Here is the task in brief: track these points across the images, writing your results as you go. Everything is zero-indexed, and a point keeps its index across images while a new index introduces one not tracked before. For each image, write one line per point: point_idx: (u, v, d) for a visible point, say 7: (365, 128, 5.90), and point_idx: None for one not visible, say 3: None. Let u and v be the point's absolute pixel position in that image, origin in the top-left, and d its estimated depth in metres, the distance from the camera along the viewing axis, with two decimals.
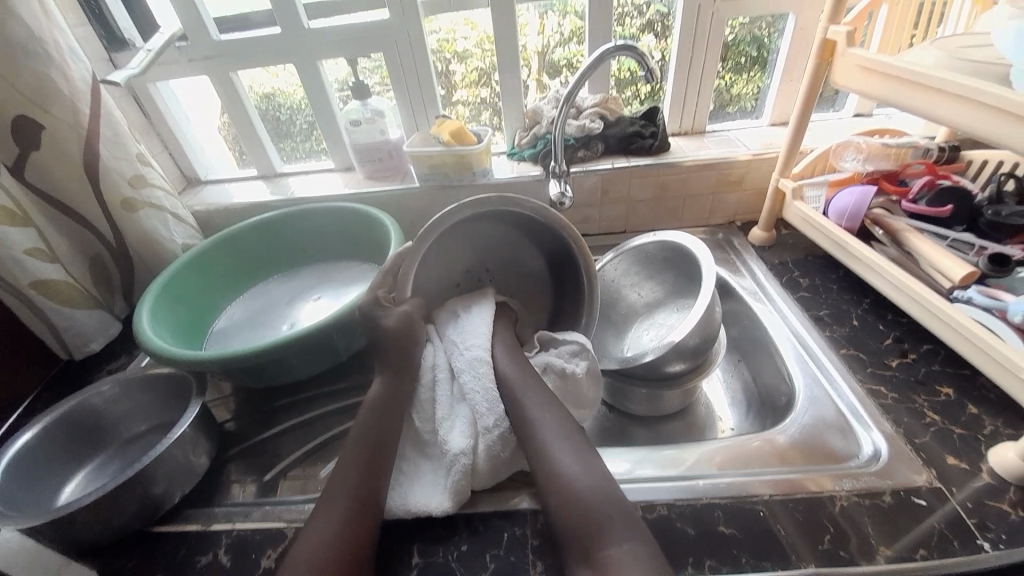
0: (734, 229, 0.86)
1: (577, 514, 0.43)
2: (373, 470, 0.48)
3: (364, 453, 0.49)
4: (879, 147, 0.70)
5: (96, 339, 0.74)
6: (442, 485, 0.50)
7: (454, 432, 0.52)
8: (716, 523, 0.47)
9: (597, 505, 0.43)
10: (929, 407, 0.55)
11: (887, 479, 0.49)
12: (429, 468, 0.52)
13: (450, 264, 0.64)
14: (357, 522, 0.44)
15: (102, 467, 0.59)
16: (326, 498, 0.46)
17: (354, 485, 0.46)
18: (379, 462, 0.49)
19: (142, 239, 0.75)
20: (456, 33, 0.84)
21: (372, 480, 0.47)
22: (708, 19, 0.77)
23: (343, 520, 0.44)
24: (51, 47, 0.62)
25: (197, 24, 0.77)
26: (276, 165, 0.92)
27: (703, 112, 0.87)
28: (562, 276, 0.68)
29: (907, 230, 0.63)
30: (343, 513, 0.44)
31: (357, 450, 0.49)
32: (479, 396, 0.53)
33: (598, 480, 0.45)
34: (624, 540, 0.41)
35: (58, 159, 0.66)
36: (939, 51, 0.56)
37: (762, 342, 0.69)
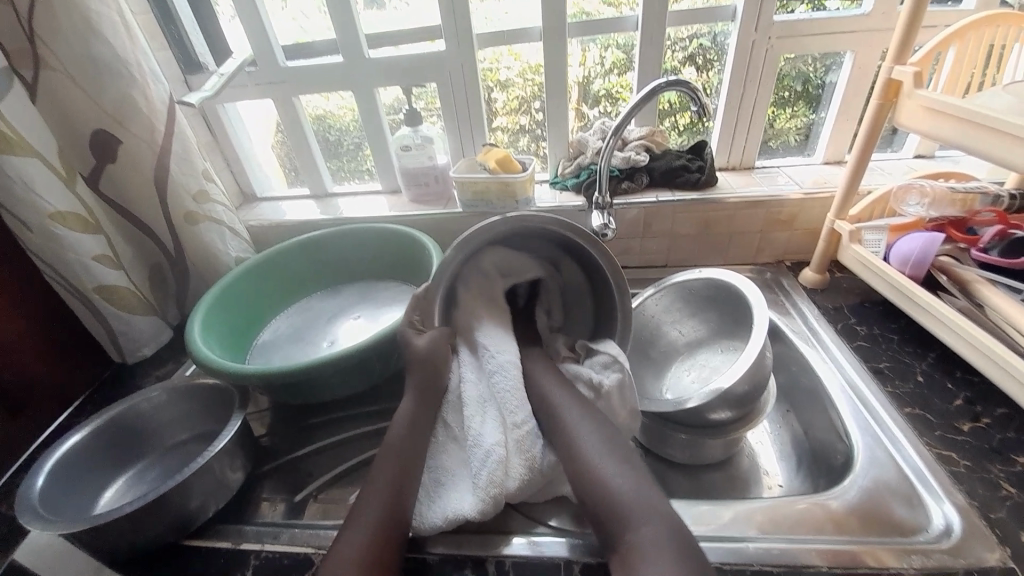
0: (783, 269, 0.83)
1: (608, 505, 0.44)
2: (402, 482, 0.49)
3: (396, 479, 0.48)
4: (944, 192, 0.68)
5: (148, 345, 0.77)
6: (474, 486, 0.49)
7: (485, 429, 0.52)
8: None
9: (622, 489, 0.44)
10: (1006, 478, 0.50)
11: (960, 557, 0.44)
12: (457, 471, 0.52)
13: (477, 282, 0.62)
14: (385, 547, 0.43)
15: (142, 473, 0.61)
16: (355, 513, 0.45)
17: (385, 512, 0.46)
18: (408, 479, 0.49)
19: (198, 251, 0.79)
20: (500, 63, 0.85)
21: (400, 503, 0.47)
22: (761, 57, 0.77)
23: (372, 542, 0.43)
24: (134, 69, 0.66)
25: (266, 51, 0.82)
26: (327, 185, 0.96)
27: (752, 148, 0.86)
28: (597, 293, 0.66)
29: (978, 282, 0.59)
30: (372, 535, 0.44)
31: (389, 474, 0.49)
32: (508, 397, 0.53)
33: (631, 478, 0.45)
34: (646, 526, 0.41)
35: (132, 172, 0.70)
36: (1016, 96, 0.53)
37: (815, 393, 0.65)
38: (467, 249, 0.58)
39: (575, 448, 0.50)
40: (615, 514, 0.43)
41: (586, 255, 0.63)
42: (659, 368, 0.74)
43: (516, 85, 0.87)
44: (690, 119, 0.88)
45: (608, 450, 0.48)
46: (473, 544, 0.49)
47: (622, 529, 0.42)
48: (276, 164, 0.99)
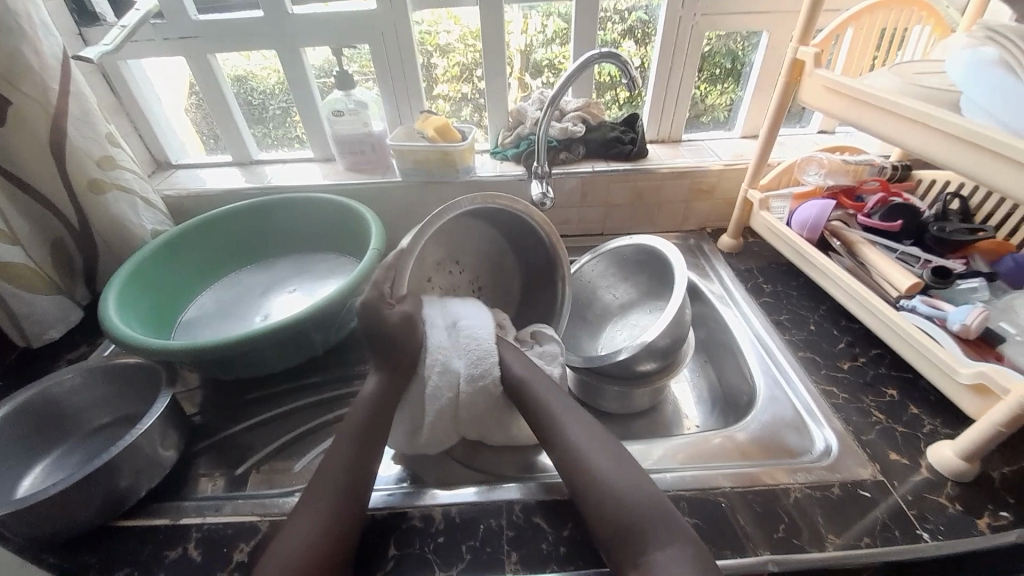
0: (705, 235, 0.90)
1: (619, 517, 0.43)
2: (356, 457, 0.49)
3: (347, 452, 0.49)
4: (839, 163, 0.76)
5: (55, 327, 0.72)
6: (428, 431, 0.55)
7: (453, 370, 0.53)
8: (681, 515, 0.49)
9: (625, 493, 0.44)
10: (876, 406, 0.60)
11: (837, 473, 0.52)
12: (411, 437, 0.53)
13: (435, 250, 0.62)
14: (340, 517, 0.44)
15: (61, 459, 0.57)
16: (312, 491, 0.46)
17: (338, 483, 0.47)
18: (363, 455, 0.49)
19: (108, 224, 0.72)
20: (439, 26, 0.83)
21: (354, 478, 0.47)
22: (687, 32, 0.81)
23: (327, 515, 0.44)
24: (15, 15, 0.58)
25: (174, 1, 0.74)
26: (253, 153, 0.91)
27: (679, 123, 0.91)
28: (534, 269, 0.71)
29: (861, 242, 0.67)
30: (329, 507, 0.45)
31: (340, 451, 0.49)
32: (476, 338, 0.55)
33: (637, 482, 0.45)
34: (667, 543, 0.40)
35: (20, 134, 0.63)
36: (896, 77, 0.60)
37: (728, 344, 0.73)
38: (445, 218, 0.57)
39: (577, 456, 0.47)
40: (630, 527, 0.42)
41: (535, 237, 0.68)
42: (595, 330, 0.79)
43: (456, 51, 0.86)
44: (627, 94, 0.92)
45: (607, 453, 0.47)
46: (421, 498, 0.51)
47: (640, 543, 0.41)
48: (191, 128, 0.92)
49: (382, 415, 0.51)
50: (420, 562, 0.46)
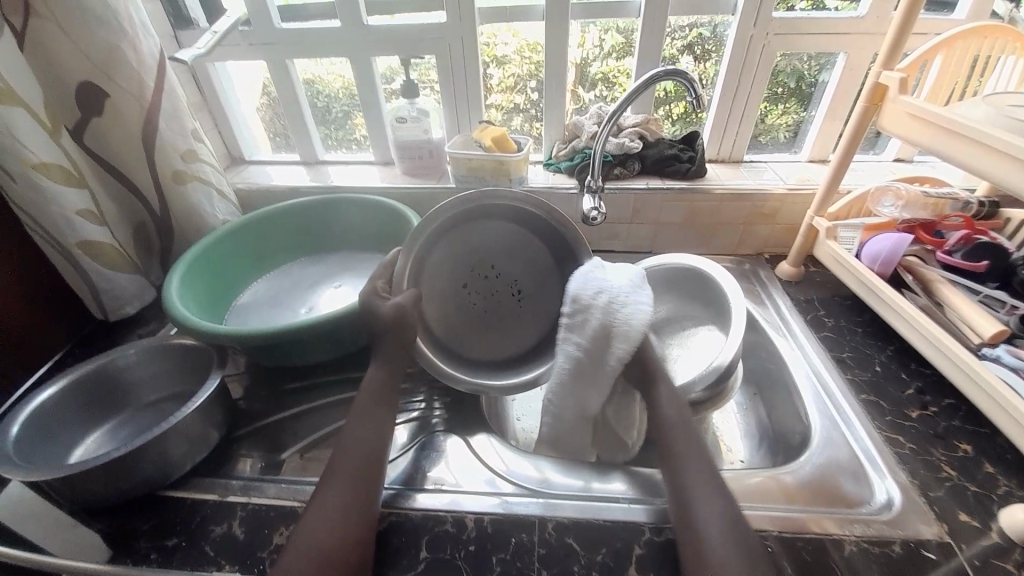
0: (762, 261, 0.86)
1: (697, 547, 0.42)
2: (371, 452, 0.50)
3: (367, 443, 0.51)
4: (919, 196, 0.71)
5: (132, 303, 0.78)
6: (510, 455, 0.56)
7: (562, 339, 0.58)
8: None
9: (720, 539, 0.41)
10: (946, 461, 0.55)
11: (898, 528, 0.48)
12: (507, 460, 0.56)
13: (453, 263, 0.64)
14: (361, 513, 0.46)
15: (115, 430, 0.61)
16: (331, 482, 0.47)
17: (357, 476, 0.48)
18: (378, 452, 0.51)
19: (185, 212, 0.78)
20: (497, 38, 0.84)
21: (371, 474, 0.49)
22: (757, 52, 0.78)
23: (350, 509, 0.46)
24: (123, 18, 0.64)
25: (260, 9, 0.79)
26: (319, 153, 0.95)
27: (742, 143, 0.88)
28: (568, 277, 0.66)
29: (939, 281, 0.63)
30: (351, 500, 0.46)
31: (361, 443, 0.51)
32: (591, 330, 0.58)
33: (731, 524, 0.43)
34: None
35: (118, 126, 0.69)
36: (988, 106, 0.56)
37: (780, 378, 0.70)
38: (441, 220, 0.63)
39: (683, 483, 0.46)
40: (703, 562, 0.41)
41: (559, 237, 0.65)
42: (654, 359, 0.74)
43: (511, 62, 0.87)
44: (685, 109, 0.90)
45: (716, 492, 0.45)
46: (453, 504, 0.51)
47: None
48: (261, 129, 0.97)
49: (388, 402, 0.56)
50: (448, 568, 0.46)
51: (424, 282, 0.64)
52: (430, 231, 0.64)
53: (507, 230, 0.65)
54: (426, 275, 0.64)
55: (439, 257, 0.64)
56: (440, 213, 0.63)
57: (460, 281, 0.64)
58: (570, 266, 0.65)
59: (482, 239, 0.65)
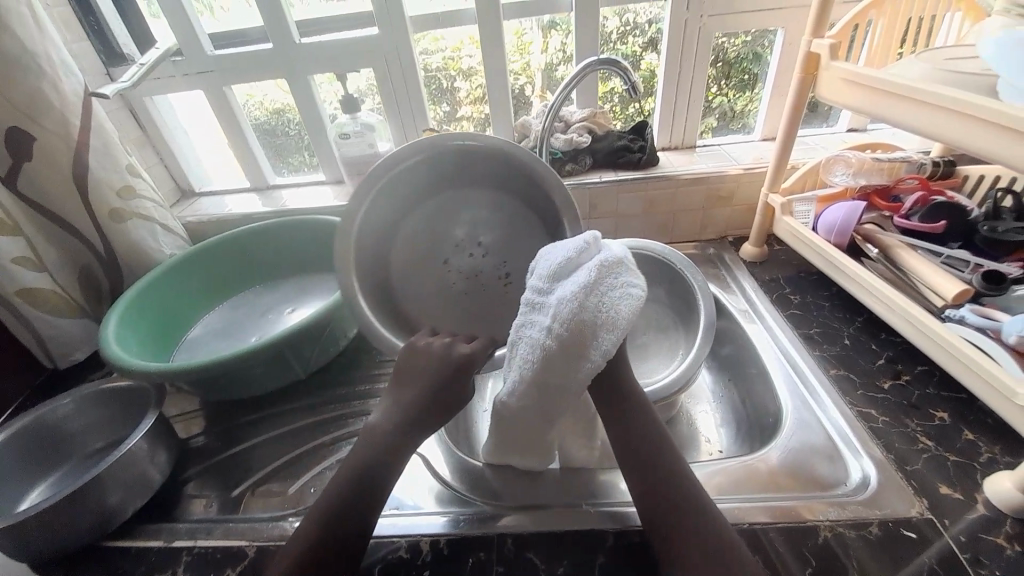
0: (726, 245, 0.84)
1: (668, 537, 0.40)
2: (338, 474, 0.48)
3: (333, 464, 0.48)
4: (871, 162, 0.69)
5: (80, 348, 0.75)
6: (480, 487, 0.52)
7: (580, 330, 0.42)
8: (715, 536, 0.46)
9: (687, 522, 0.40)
10: (923, 431, 0.52)
11: (875, 508, 0.46)
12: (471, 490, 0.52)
13: (433, 230, 0.58)
14: None
15: (59, 483, 0.59)
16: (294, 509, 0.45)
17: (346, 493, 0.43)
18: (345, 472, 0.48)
19: (130, 250, 0.76)
20: (461, 52, 0.83)
21: None
22: (695, 35, 0.77)
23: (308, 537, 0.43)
24: (42, 60, 0.63)
25: (190, 38, 0.78)
26: (270, 178, 0.94)
27: (693, 127, 0.87)
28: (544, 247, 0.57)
29: (898, 247, 0.61)
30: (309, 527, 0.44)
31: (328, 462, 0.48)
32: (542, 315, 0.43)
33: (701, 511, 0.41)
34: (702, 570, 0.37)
35: (47, 168, 0.67)
36: (923, 64, 0.54)
37: (750, 362, 0.68)
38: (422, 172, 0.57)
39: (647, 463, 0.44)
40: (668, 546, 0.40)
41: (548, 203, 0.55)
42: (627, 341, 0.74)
43: (478, 74, 0.85)
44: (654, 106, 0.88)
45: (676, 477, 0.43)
46: (408, 527, 0.49)
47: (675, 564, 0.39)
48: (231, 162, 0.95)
49: None
50: None
51: (396, 238, 0.58)
52: (405, 179, 0.57)
53: (490, 199, 0.57)
54: (397, 232, 0.59)
55: (417, 220, 0.58)
56: (416, 169, 0.57)
57: (439, 252, 0.57)
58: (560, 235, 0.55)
59: (467, 205, 0.58)
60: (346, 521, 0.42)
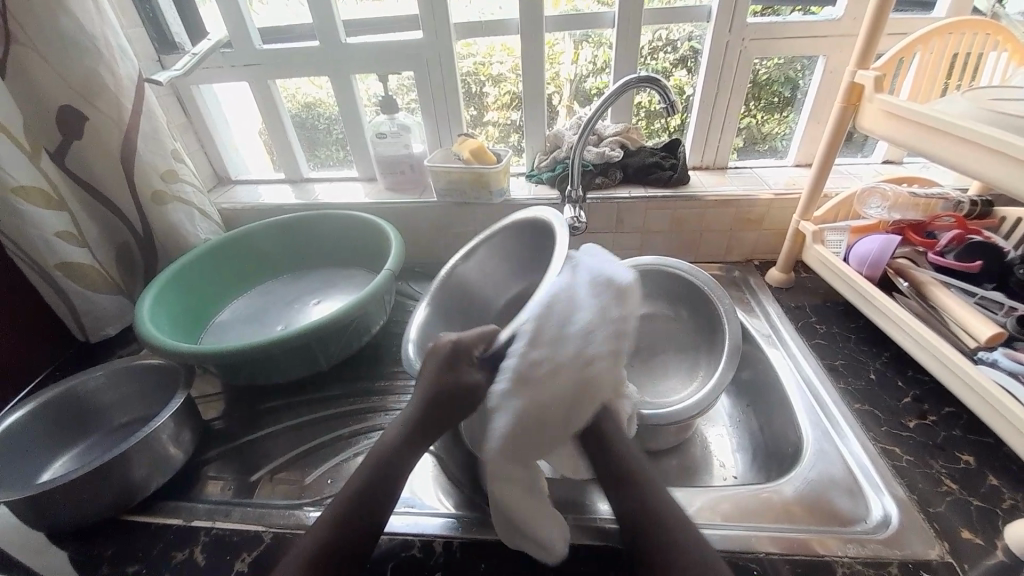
0: (752, 268, 0.84)
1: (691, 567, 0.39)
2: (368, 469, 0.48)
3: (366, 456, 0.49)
4: (907, 197, 0.68)
5: (112, 324, 0.77)
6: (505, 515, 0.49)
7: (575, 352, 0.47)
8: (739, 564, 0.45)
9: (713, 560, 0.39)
10: (947, 474, 0.51)
11: (895, 548, 0.45)
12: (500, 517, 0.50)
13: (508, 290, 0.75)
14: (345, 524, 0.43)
15: (85, 453, 0.60)
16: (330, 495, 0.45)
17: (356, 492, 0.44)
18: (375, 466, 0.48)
19: (167, 232, 0.78)
20: (492, 58, 0.85)
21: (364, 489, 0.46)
22: (735, 58, 0.78)
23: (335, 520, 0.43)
24: (102, 45, 0.65)
25: (240, 31, 0.81)
26: (304, 171, 0.96)
27: (726, 148, 0.87)
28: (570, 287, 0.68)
29: (932, 284, 0.60)
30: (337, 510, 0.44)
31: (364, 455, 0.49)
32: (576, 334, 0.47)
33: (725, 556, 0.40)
34: None
35: (98, 148, 0.69)
36: (970, 101, 0.54)
37: (772, 390, 0.67)
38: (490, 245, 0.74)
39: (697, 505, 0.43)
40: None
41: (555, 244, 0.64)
42: (638, 362, 0.74)
43: (508, 80, 0.86)
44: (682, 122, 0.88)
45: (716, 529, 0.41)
46: (421, 527, 0.49)
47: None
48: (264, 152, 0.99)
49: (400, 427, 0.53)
50: None
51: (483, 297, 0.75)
52: (487, 259, 0.75)
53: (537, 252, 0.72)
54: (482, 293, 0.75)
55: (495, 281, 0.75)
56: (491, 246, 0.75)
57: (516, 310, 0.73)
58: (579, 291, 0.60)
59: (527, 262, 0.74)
60: (357, 523, 0.42)
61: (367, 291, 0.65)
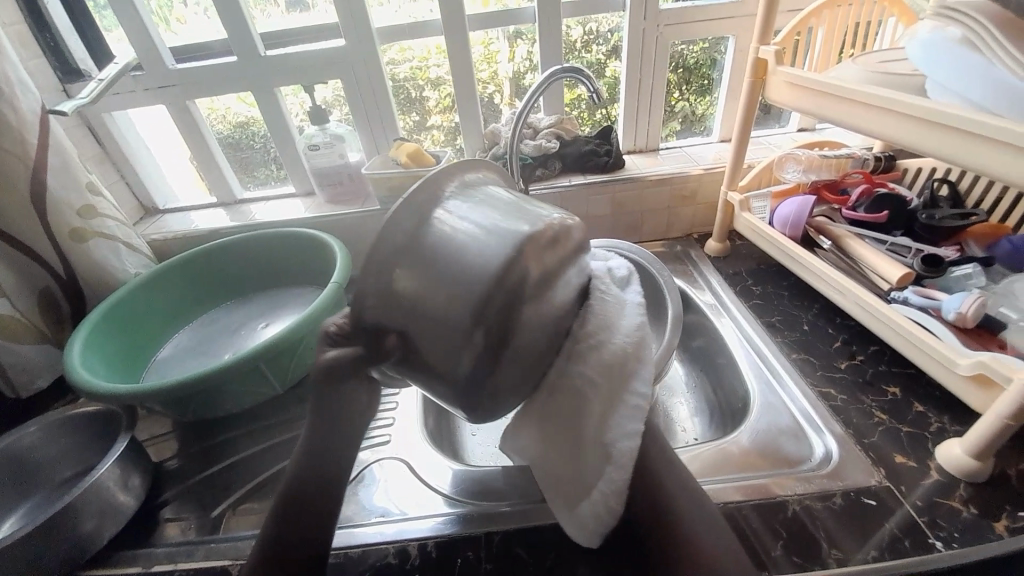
0: (692, 242, 0.88)
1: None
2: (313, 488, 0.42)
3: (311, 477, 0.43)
4: (818, 160, 0.75)
5: (42, 375, 0.72)
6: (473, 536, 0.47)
7: (632, 349, 0.36)
8: None
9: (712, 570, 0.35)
10: (878, 407, 0.56)
11: (839, 481, 0.49)
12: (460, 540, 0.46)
13: None
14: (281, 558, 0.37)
15: (30, 513, 0.56)
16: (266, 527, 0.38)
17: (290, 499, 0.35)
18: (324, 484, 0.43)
19: (92, 270, 0.73)
20: (429, 61, 0.85)
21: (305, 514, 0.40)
22: (652, 43, 0.81)
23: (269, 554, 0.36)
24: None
25: (151, 52, 0.77)
26: (237, 192, 0.92)
27: (655, 130, 0.91)
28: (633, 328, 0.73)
29: (848, 236, 0.65)
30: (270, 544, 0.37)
31: None
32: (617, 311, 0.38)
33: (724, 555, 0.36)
34: None
35: (2, 189, 0.64)
36: (859, 66, 0.59)
37: (720, 354, 0.71)
38: None
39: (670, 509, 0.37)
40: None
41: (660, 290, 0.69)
42: None
43: (447, 82, 0.87)
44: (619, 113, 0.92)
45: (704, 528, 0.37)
46: (396, 533, 0.49)
47: None
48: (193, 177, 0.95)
49: None
50: None
51: None
52: None
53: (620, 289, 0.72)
54: None
55: None
56: None
57: None
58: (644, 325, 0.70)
59: None
60: (303, 533, 0.35)
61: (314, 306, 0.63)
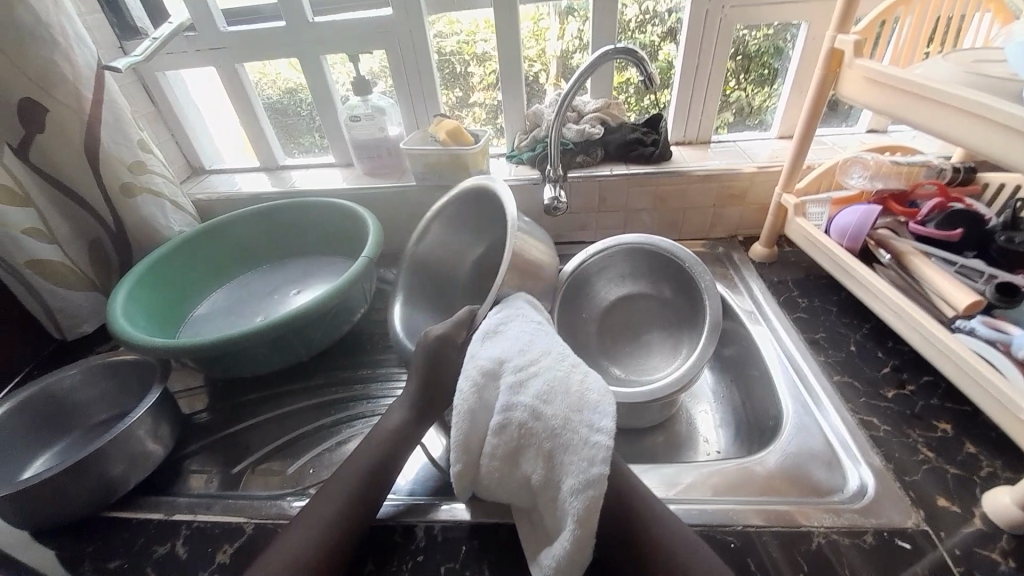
0: (735, 244, 0.83)
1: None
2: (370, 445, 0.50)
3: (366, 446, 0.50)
4: (889, 166, 0.68)
5: (90, 321, 0.76)
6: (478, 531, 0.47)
7: (575, 376, 0.47)
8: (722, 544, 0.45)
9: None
10: (923, 442, 0.52)
11: (870, 517, 0.46)
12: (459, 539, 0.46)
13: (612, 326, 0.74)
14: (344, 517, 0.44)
15: (66, 451, 0.60)
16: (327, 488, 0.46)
17: (358, 484, 0.46)
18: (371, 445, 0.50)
19: (138, 225, 0.76)
20: (476, 36, 0.82)
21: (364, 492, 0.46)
22: (715, 27, 0.75)
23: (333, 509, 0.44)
24: (57, 33, 0.63)
25: (203, 13, 0.78)
26: (279, 158, 0.94)
27: (708, 122, 0.85)
28: (672, 323, 0.71)
29: (913, 254, 0.59)
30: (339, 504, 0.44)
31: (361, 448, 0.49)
32: (543, 362, 0.48)
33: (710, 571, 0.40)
34: None
35: (58, 141, 0.67)
36: (952, 65, 0.52)
37: (755, 366, 0.67)
38: (613, 266, 0.74)
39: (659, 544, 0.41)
40: None
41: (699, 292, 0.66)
42: (627, 337, 0.73)
43: (493, 59, 0.84)
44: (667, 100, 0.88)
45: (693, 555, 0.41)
46: (402, 511, 0.49)
47: None
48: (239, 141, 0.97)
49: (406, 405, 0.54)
50: None
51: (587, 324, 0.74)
52: (608, 287, 0.75)
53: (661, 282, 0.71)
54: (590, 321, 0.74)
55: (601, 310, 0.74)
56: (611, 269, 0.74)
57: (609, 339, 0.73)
58: (686, 329, 0.68)
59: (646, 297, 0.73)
60: (360, 502, 0.45)
61: (343, 279, 0.63)
